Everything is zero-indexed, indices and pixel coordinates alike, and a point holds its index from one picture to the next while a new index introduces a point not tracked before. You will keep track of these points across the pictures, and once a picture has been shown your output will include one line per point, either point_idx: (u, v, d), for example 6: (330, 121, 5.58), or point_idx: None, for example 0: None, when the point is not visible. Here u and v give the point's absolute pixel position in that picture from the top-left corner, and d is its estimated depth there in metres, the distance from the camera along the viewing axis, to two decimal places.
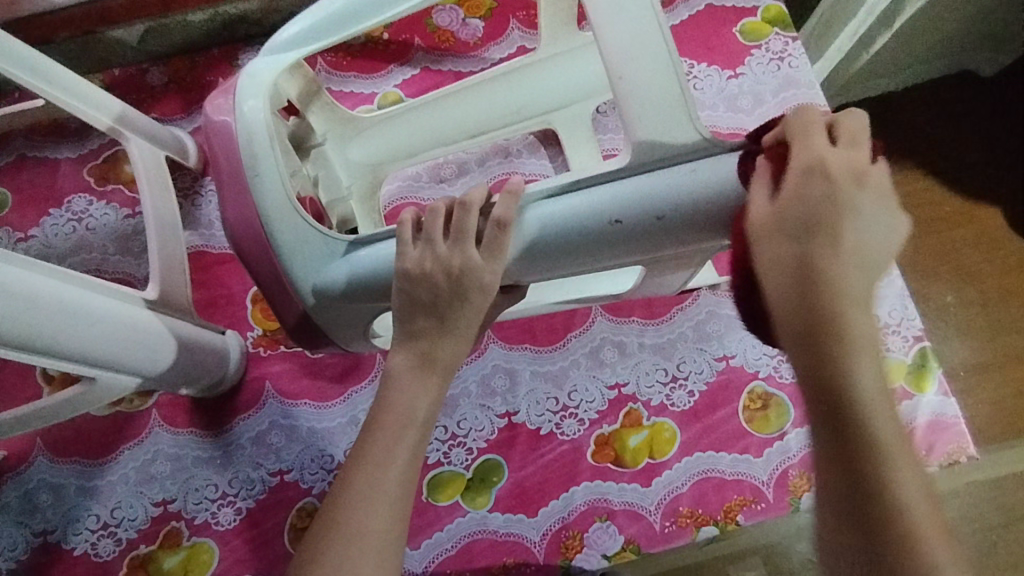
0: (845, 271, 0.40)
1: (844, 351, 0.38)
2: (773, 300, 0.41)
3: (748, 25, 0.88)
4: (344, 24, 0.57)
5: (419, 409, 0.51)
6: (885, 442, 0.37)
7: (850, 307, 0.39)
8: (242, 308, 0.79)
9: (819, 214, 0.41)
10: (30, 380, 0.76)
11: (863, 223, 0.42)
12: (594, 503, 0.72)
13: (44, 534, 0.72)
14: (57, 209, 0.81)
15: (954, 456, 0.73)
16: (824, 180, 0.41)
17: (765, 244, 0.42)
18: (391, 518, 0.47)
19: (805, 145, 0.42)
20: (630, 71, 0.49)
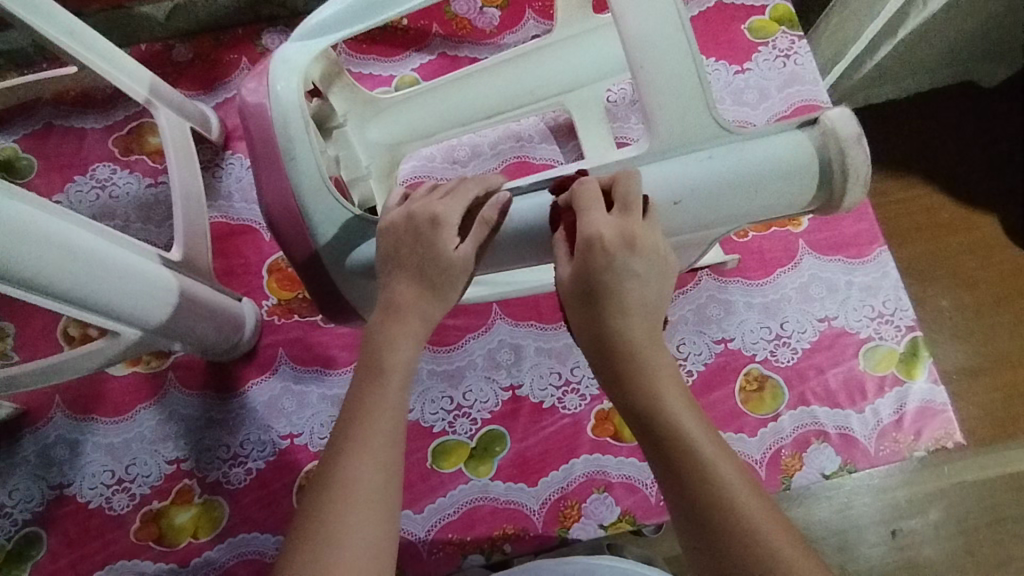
0: (627, 325, 0.48)
1: (643, 384, 0.47)
2: (581, 335, 0.50)
3: (757, 23, 0.91)
4: (367, 16, 0.61)
5: (394, 359, 0.51)
6: (708, 461, 0.45)
7: (638, 353, 0.48)
8: (259, 277, 0.81)
9: (599, 280, 0.49)
10: (50, 339, 0.79)
11: (637, 284, 0.49)
12: (591, 475, 0.75)
13: (61, 487, 0.74)
14: (82, 176, 0.84)
15: (940, 442, 0.76)
16: (602, 257, 0.48)
17: (568, 309, 0.50)
18: (386, 468, 0.48)
19: (584, 220, 0.50)
20: (649, 63, 0.54)
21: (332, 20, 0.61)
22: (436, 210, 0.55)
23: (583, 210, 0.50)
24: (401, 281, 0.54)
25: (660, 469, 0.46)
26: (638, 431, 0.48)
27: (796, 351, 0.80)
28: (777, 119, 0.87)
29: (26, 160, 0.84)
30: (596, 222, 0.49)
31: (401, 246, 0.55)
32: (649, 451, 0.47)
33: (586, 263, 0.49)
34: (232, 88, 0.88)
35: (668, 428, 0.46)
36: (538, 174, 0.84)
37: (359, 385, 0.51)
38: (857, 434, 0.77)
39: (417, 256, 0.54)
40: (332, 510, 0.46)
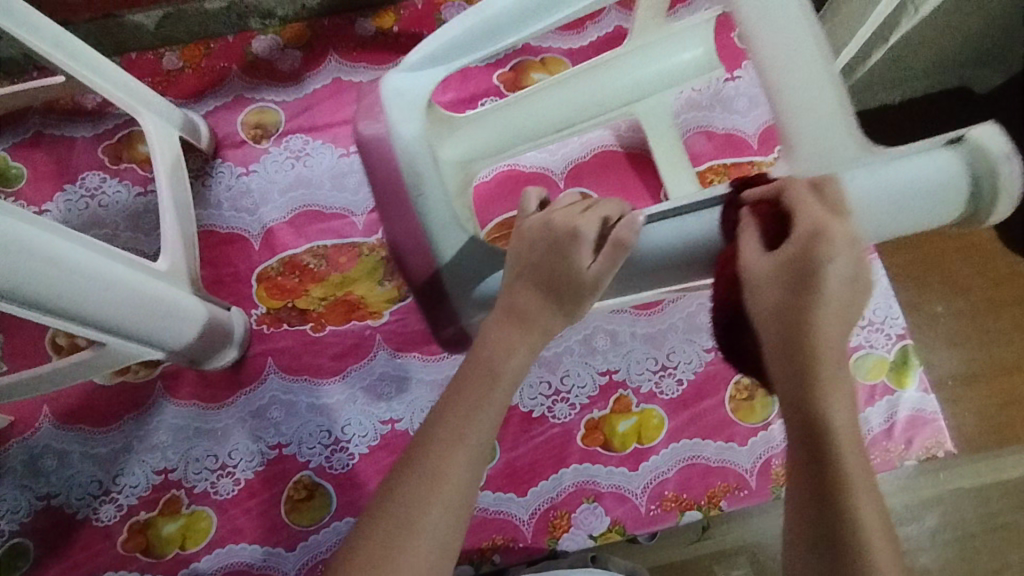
0: (827, 322, 0.45)
1: (824, 381, 0.44)
2: (758, 312, 0.47)
3: None
4: (485, 42, 0.60)
5: (506, 363, 0.49)
6: (851, 476, 0.43)
7: (827, 350, 0.45)
8: (248, 286, 0.81)
9: (812, 268, 0.46)
10: (38, 348, 0.78)
11: (842, 283, 0.46)
12: (581, 484, 0.75)
13: (48, 497, 0.74)
14: (72, 185, 0.84)
15: (931, 450, 0.77)
16: (821, 246, 0.46)
17: (752, 286, 0.47)
18: (477, 467, 0.47)
19: (807, 211, 0.47)
20: (787, 80, 0.53)
21: (448, 49, 0.60)
22: (579, 224, 0.51)
23: (795, 206, 0.48)
24: (524, 288, 0.51)
25: (806, 467, 0.44)
26: (794, 423, 0.45)
27: None
28: (766, 127, 0.88)
29: (16, 169, 0.84)
30: (809, 211, 0.47)
31: (558, 253, 0.51)
32: (801, 445, 0.45)
33: (802, 248, 0.46)
34: (222, 97, 0.88)
35: (828, 431, 0.44)
36: (528, 181, 0.88)
37: (459, 379, 0.50)
38: None
39: (560, 265, 0.51)
40: (417, 495, 0.45)
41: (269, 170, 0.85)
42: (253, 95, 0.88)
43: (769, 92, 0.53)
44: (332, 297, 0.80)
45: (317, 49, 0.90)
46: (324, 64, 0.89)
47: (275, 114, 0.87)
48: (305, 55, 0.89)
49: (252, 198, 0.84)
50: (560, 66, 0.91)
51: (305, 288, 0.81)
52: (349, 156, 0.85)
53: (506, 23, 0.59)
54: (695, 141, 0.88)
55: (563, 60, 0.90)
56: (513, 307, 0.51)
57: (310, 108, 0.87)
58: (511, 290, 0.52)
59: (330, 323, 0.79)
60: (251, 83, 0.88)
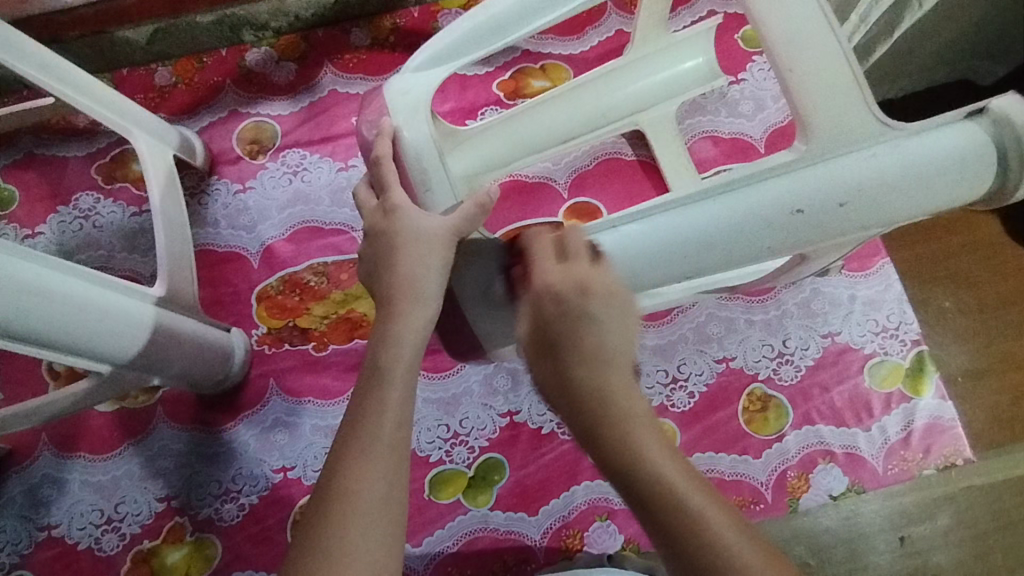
0: (596, 374, 0.48)
1: (613, 436, 0.46)
2: (543, 379, 0.50)
3: (749, 33, 0.89)
4: (494, 38, 0.58)
5: (392, 357, 0.51)
6: (687, 510, 0.42)
7: (619, 397, 0.47)
8: (248, 305, 0.79)
9: (559, 326, 0.50)
10: (35, 375, 0.77)
11: (595, 327, 0.49)
12: (594, 502, 0.73)
13: (49, 528, 0.72)
14: (65, 207, 0.82)
15: (950, 458, 0.75)
16: (553, 303, 0.50)
17: (543, 382, 0.51)
18: (387, 476, 0.48)
19: (534, 266, 0.52)
20: (804, 69, 0.50)
21: (458, 44, 0.57)
22: (392, 225, 0.54)
23: (531, 258, 0.53)
24: (382, 277, 0.54)
25: (653, 528, 0.43)
26: (625, 492, 0.45)
27: (799, 368, 0.78)
28: (772, 130, 0.86)
29: (7, 191, 0.82)
30: (546, 273, 0.51)
31: (383, 241, 0.55)
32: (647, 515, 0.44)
33: (540, 314, 0.50)
34: (217, 112, 0.86)
35: (659, 489, 0.44)
36: (531, 191, 0.85)
37: (360, 394, 0.51)
38: (862, 453, 0.75)
39: (383, 255, 0.54)
40: (335, 520, 0.46)
41: (266, 187, 0.83)
42: (248, 109, 0.86)
43: (782, 80, 0.50)
44: (334, 316, 0.78)
45: (312, 59, 0.88)
46: (319, 76, 0.87)
47: (271, 128, 0.85)
48: (300, 67, 0.87)
49: (249, 215, 0.82)
50: (561, 73, 0.89)
51: (306, 306, 0.79)
52: (348, 169, 0.84)
53: (513, 13, 0.57)
54: (699, 147, 0.86)
55: (564, 66, 0.88)
56: (378, 297, 0.54)
57: (307, 122, 0.85)
58: (372, 284, 0.55)
59: (333, 342, 0.78)
60: (245, 97, 0.86)
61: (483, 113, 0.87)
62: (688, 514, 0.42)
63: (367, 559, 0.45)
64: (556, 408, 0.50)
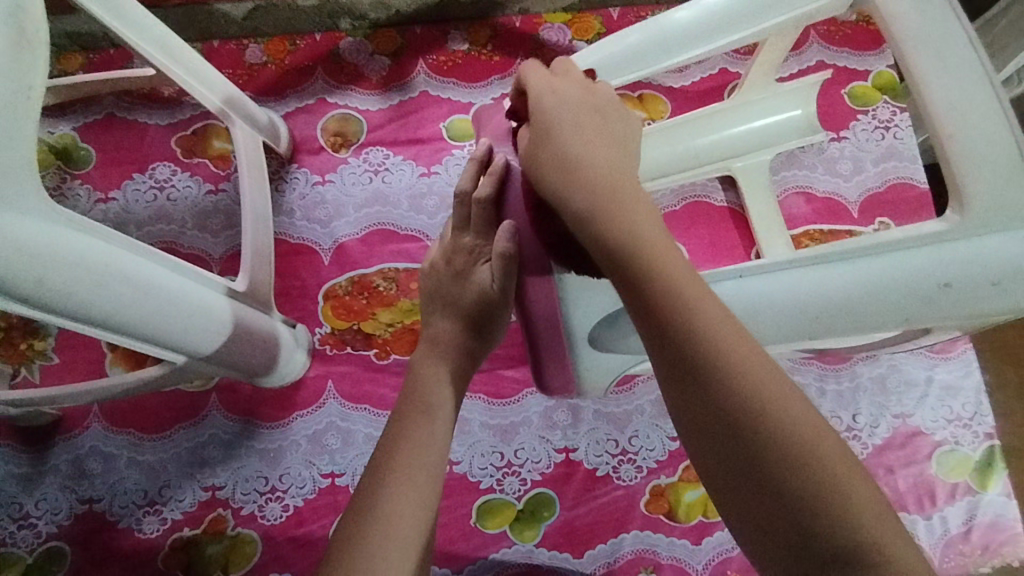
0: (610, 192, 0.46)
1: (621, 239, 0.44)
2: (551, 191, 0.48)
3: (858, 89, 0.86)
4: (627, 67, 0.58)
5: (439, 396, 0.55)
6: (693, 307, 0.40)
7: (635, 219, 0.45)
8: (314, 302, 0.78)
9: (564, 145, 0.49)
10: (92, 343, 0.75)
11: (603, 152, 0.49)
12: (641, 553, 0.72)
13: (90, 502, 0.71)
14: (141, 174, 0.80)
15: (1010, 560, 0.73)
16: (563, 127, 0.49)
17: (551, 189, 0.48)
18: (420, 506, 0.49)
19: (538, 97, 0.51)
20: (964, 141, 0.50)
21: (589, 68, 0.59)
22: (457, 267, 0.58)
23: (541, 88, 0.52)
24: (443, 317, 0.59)
25: (654, 342, 0.40)
26: (647, 329, 0.41)
27: (866, 446, 0.76)
28: (869, 194, 0.83)
29: (84, 151, 0.81)
30: (558, 97, 0.51)
31: (444, 279, 0.59)
32: (719, 424, 0.37)
33: (547, 131, 0.49)
34: (304, 98, 0.84)
35: (660, 285, 0.41)
36: None
37: (396, 429, 0.53)
38: (922, 541, 0.73)
39: (442, 297, 0.59)
40: (372, 533, 0.46)
41: (346, 182, 0.81)
42: (335, 99, 0.84)
43: (940, 146, 0.51)
44: (400, 325, 0.77)
45: (406, 54, 0.85)
46: (412, 75, 0.85)
47: (358, 123, 0.83)
48: (393, 63, 0.85)
49: (326, 209, 0.80)
50: (658, 104, 0.86)
51: (372, 311, 0.77)
52: (430, 176, 0.82)
53: (652, 46, 0.58)
54: (791, 202, 0.83)
55: (662, 98, 0.85)
56: (430, 333, 0.59)
57: (394, 121, 0.83)
58: (431, 318, 0.60)
59: (396, 351, 0.76)
60: (335, 86, 0.84)
61: None
62: (694, 320, 0.39)
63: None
64: (574, 231, 0.47)
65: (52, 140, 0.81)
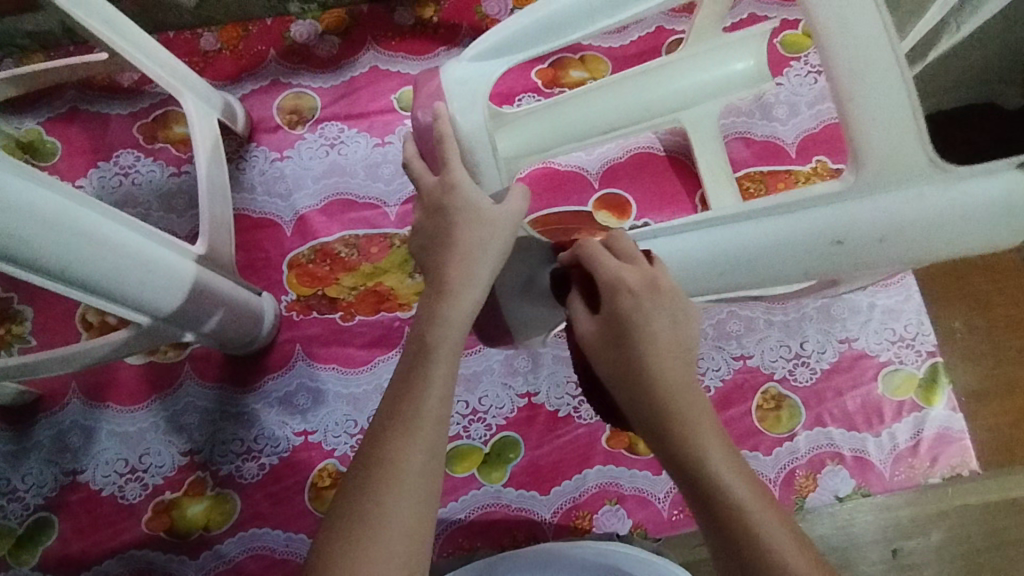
0: (664, 366, 0.49)
1: (684, 439, 0.47)
2: (606, 370, 0.52)
3: (789, 38, 0.90)
4: (545, 37, 0.59)
5: (443, 338, 0.49)
6: (722, 481, 0.46)
7: (682, 392, 0.49)
8: (279, 271, 0.81)
9: (625, 322, 0.51)
10: (68, 323, 0.79)
11: (665, 321, 0.50)
12: (604, 486, 0.75)
13: (74, 473, 0.74)
14: (105, 162, 0.83)
15: (957, 468, 0.76)
16: (619, 299, 0.51)
17: (604, 371, 0.52)
18: (432, 447, 0.46)
19: (597, 267, 0.53)
20: (864, 90, 0.50)
21: (507, 40, 0.59)
22: (444, 202, 0.56)
23: (587, 260, 0.54)
24: (439, 254, 0.54)
25: (694, 501, 0.46)
26: (692, 499, 0.47)
27: (815, 372, 0.79)
28: (805, 135, 0.87)
29: (49, 143, 0.84)
30: (611, 269, 0.52)
31: (437, 219, 0.56)
32: (690, 494, 0.47)
33: (610, 306, 0.52)
34: (259, 80, 0.87)
35: (704, 470, 0.46)
36: (562, 180, 0.87)
37: (404, 372, 0.49)
38: (872, 457, 0.77)
39: (434, 235, 0.55)
40: (380, 481, 0.44)
41: (303, 156, 0.84)
42: (289, 80, 0.87)
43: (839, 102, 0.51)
44: (363, 288, 0.80)
45: (356, 32, 0.89)
46: (362, 52, 0.88)
47: (311, 100, 0.86)
48: (343, 41, 0.89)
49: (285, 183, 0.84)
50: (599, 65, 0.90)
51: (336, 276, 0.80)
52: (384, 146, 0.85)
53: (569, 16, 0.58)
54: (732, 147, 0.87)
55: (603, 59, 0.89)
56: (430, 273, 0.53)
57: (346, 96, 0.87)
58: (431, 262, 0.55)
59: (359, 313, 0.79)
60: (288, 67, 0.88)
61: (520, 99, 0.88)
62: (735, 503, 0.45)
63: (404, 532, 0.43)
64: (632, 420, 0.51)
65: (19, 135, 0.84)
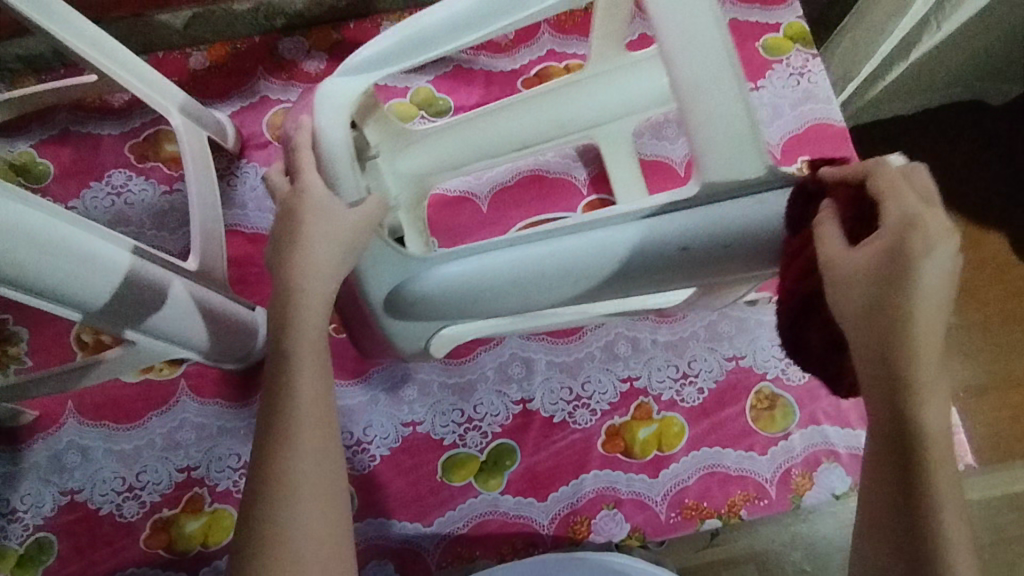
0: (929, 323, 0.40)
1: (910, 400, 0.41)
2: (840, 307, 0.43)
3: (772, 41, 0.91)
4: (414, 52, 0.59)
5: (303, 343, 0.52)
6: (927, 445, 0.41)
7: (930, 356, 0.40)
8: (272, 286, 0.81)
9: (894, 266, 0.41)
10: (63, 343, 0.79)
11: (935, 274, 0.40)
12: (602, 490, 0.75)
13: (72, 493, 0.74)
14: (98, 183, 0.84)
15: None
16: (909, 240, 0.40)
17: (840, 308, 0.43)
18: (322, 460, 0.48)
19: (890, 200, 0.42)
20: (701, 107, 0.49)
21: (375, 57, 0.59)
22: (292, 202, 0.57)
23: (887, 190, 0.42)
24: (292, 262, 0.55)
25: (882, 453, 0.42)
26: (883, 447, 0.42)
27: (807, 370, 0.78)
28: (790, 136, 0.88)
29: (42, 165, 0.85)
30: (896, 206, 0.42)
31: (289, 223, 0.56)
32: (891, 453, 0.42)
33: (885, 244, 0.41)
34: (249, 96, 0.88)
35: (911, 427, 0.41)
36: (550, 187, 0.86)
37: (271, 390, 0.50)
38: None
39: (287, 236, 0.56)
40: (275, 505, 0.46)
41: None
42: (278, 96, 0.88)
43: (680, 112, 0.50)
44: None
45: (343, 46, 0.90)
46: None
47: None
48: (331, 57, 0.90)
49: None
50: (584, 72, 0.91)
51: None
52: None
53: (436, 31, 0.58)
54: None
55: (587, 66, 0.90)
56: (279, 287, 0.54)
57: None
58: (283, 270, 0.55)
59: None
60: (277, 84, 0.88)
61: None
62: (928, 468, 0.40)
63: (305, 538, 0.45)
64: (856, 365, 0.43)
65: (12, 158, 0.85)
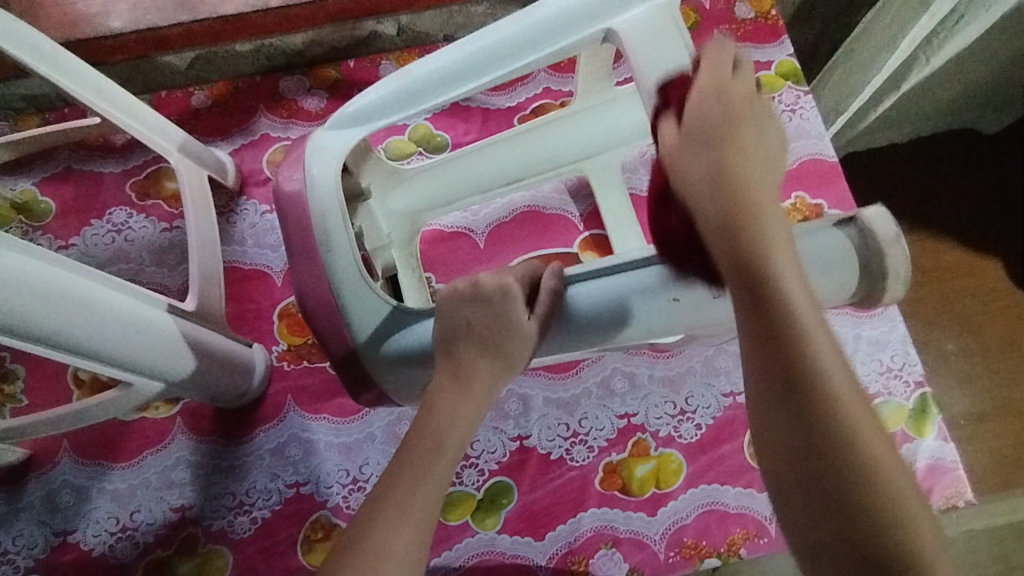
0: (752, 170, 0.51)
1: (749, 219, 0.48)
2: (690, 156, 0.52)
3: (764, 78, 0.93)
4: (410, 101, 0.61)
5: (452, 438, 0.52)
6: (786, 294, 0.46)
7: (760, 204, 0.50)
8: (269, 322, 0.82)
9: (720, 122, 0.52)
10: (60, 382, 0.79)
11: (757, 141, 0.53)
12: (600, 529, 0.74)
13: (65, 534, 0.74)
14: (99, 220, 0.85)
15: (952, 500, 0.76)
16: (722, 106, 0.53)
17: (687, 156, 0.52)
18: (420, 541, 0.47)
19: (711, 75, 0.54)
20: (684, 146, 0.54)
21: (372, 105, 0.62)
22: (505, 288, 0.55)
23: (714, 81, 0.54)
24: (473, 355, 0.55)
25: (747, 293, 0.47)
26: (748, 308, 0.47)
27: None
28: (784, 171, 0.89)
29: (44, 204, 0.86)
30: (726, 80, 0.54)
31: (462, 317, 0.55)
32: (746, 282, 0.47)
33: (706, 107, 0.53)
34: (249, 134, 0.90)
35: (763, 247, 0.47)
36: (546, 223, 0.87)
37: (394, 466, 0.51)
38: None
39: (484, 337, 0.55)
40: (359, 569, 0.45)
41: None
42: (279, 133, 0.89)
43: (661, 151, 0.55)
44: None
45: (343, 84, 0.92)
46: None
47: None
48: (331, 95, 0.91)
49: (276, 235, 0.85)
50: None
51: None
52: None
53: (429, 80, 0.60)
54: None
55: None
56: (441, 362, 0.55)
57: None
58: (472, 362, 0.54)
59: None
60: (276, 121, 0.90)
61: None
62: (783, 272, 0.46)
63: None
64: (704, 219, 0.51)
65: (14, 197, 0.86)
